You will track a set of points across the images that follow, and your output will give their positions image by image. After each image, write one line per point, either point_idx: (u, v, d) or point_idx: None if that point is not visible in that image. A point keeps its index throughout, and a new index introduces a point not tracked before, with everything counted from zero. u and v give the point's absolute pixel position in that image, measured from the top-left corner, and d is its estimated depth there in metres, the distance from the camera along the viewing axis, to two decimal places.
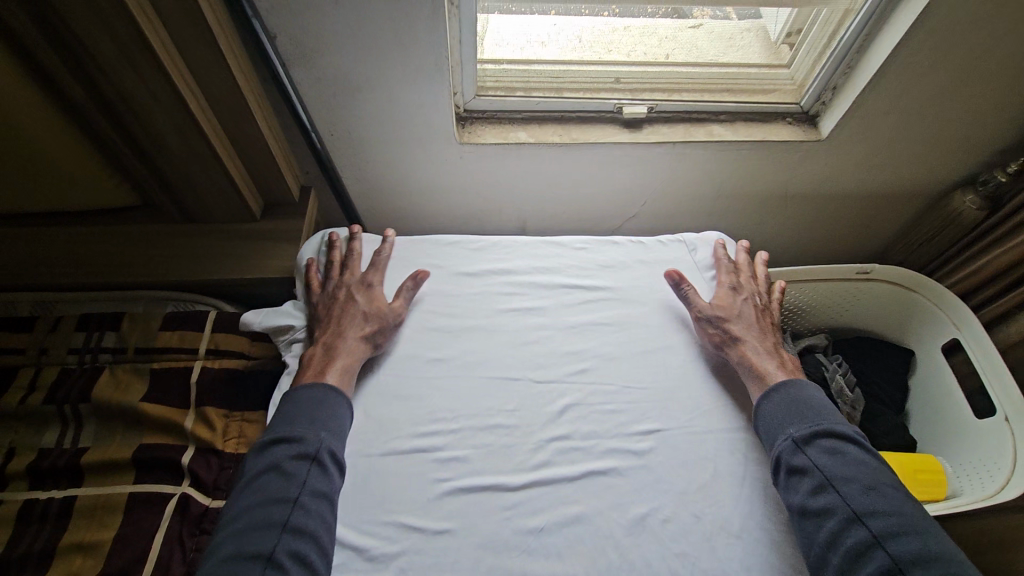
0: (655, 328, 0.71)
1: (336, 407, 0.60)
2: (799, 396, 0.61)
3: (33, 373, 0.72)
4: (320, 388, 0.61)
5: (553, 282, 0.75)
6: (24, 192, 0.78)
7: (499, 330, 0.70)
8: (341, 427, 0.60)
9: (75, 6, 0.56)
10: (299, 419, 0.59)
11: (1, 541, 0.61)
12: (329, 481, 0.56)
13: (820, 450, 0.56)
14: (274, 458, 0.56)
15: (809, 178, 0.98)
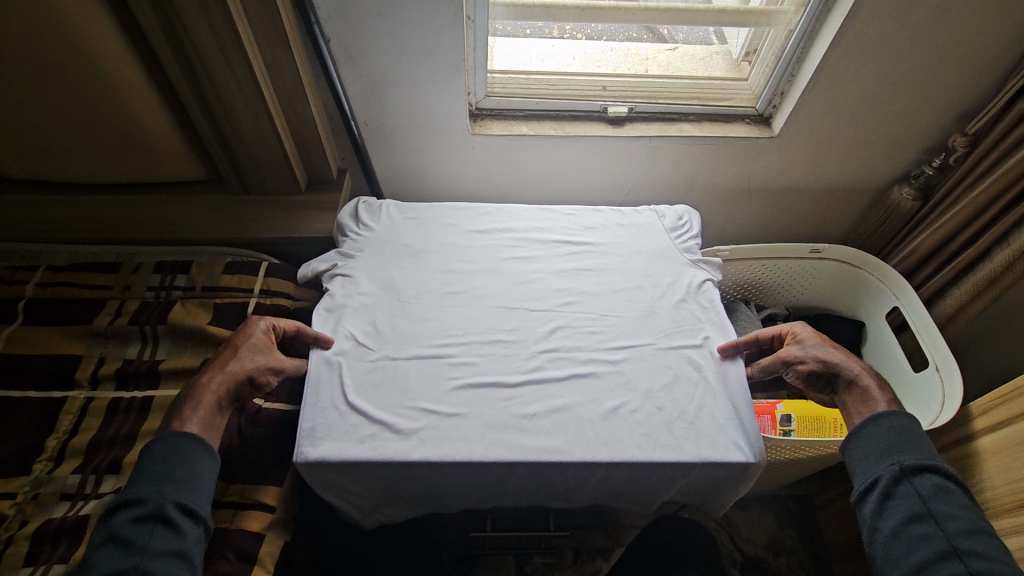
0: (628, 275, 0.88)
1: (190, 455, 0.64)
2: (907, 428, 0.70)
3: (118, 303, 0.88)
4: (173, 440, 0.65)
5: (546, 239, 0.92)
6: (117, 165, 0.95)
7: (501, 273, 0.87)
8: (192, 479, 0.63)
9: (189, 9, 0.75)
10: (146, 480, 0.62)
11: (95, 426, 0.76)
12: (177, 536, 0.60)
13: (925, 484, 0.66)
14: (115, 525, 0.60)
15: (767, 172, 1.15)
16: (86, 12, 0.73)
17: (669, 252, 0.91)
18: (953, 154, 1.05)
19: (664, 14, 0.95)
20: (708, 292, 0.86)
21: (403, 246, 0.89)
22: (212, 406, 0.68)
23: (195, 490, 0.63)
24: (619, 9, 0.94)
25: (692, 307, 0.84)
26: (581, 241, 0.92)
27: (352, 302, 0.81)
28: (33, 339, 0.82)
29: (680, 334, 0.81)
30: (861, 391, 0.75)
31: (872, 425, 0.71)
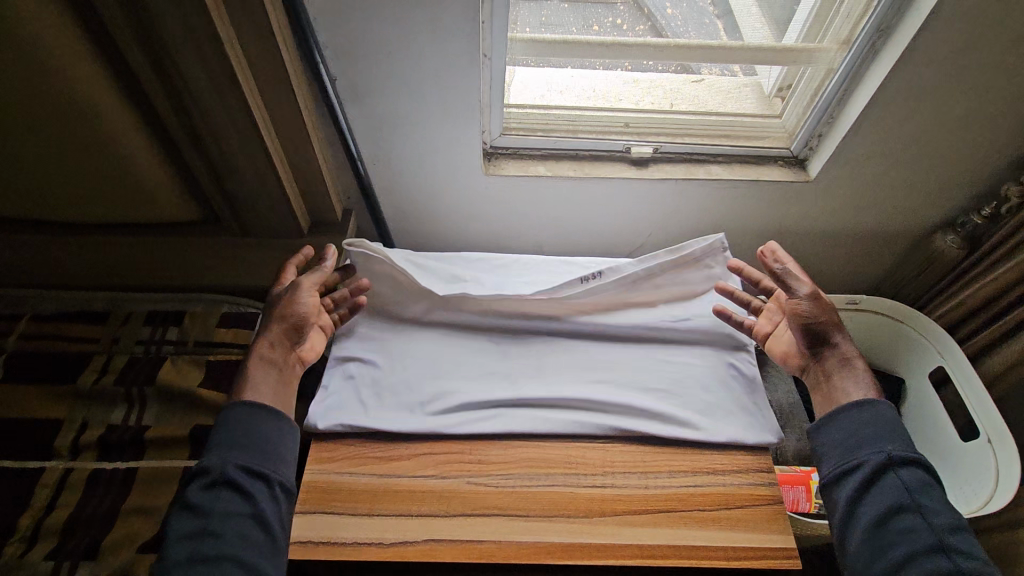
0: (653, 340, 0.81)
1: (257, 418, 0.64)
2: (887, 414, 0.67)
3: (106, 359, 0.82)
4: (235, 409, 0.64)
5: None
6: (112, 208, 0.90)
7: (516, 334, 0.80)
8: (256, 442, 0.62)
9: (180, 46, 0.69)
10: (215, 448, 0.62)
11: (73, 502, 0.70)
12: (248, 498, 0.59)
13: (910, 476, 0.63)
14: (187, 493, 0.59)
15: (799, 216, 1.08)
16: (68, 52, 0.67)
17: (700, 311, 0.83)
18: (1005, 204, 0.97)
19: (696, 51, 0.88)
20: (744, 364, 0.78)
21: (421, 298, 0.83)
22: (261, 372, 0.68)
23: (265, 453, 0.62)
24: (647, 45, 0.87)
25: (728, 382, 0.76)
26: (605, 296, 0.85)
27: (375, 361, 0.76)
28: (12, 401, 0.77)
29: (713, 413, 0.73)
30: (852, 371, 0.72)
31: (852, 409, 0.68)
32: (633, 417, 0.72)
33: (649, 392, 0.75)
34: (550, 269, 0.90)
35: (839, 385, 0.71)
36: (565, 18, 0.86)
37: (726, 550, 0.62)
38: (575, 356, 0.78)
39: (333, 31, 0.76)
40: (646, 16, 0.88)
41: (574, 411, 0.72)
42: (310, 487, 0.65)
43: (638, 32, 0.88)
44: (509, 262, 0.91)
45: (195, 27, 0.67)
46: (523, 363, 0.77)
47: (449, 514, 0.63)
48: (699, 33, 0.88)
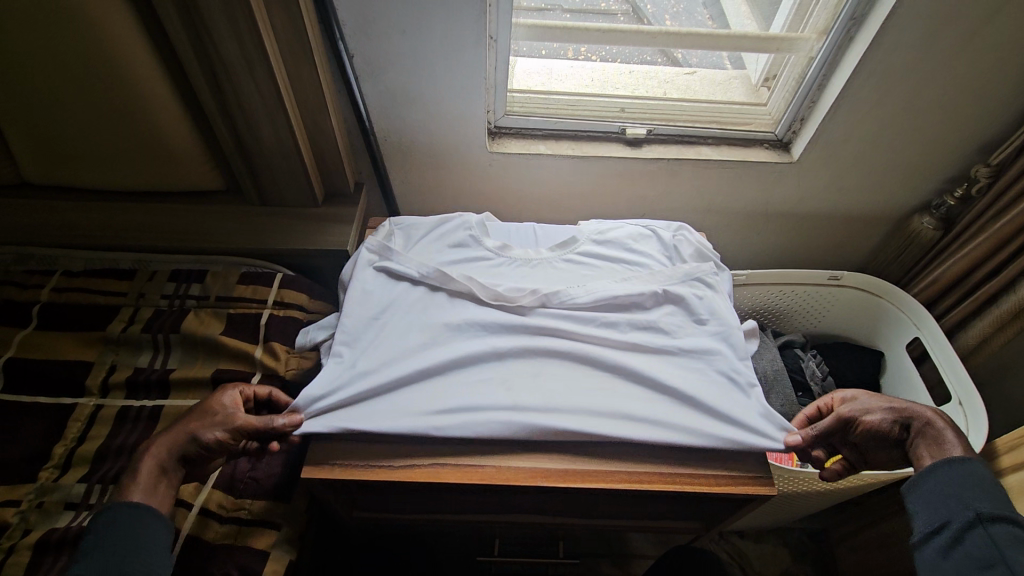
0: (652, 351, 0.76)
1: (137, 523, 0.58)
2: (980, 472, 0.62)
3: (133, 310, 0.87)
4: (109, 514, 0.59)
5: (565, 302, 0.80)
6: (144, 174, 0.96)
7: (512, 334, 0.77)
8: (138, 550, 0.57)
9: (216, 20, 0.75)
10: (87, 556, 0.56)
11: (103, 434, 0.75)
12: None
13: (1004, 535, 0.58)
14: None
15: (785, 198, 1.15)
16: (116, 24, 0.75)
17: (701, 319, 0.80)
18: (975, 184, 1.04)
19: (686, 38, 0.96)
20: (747, 378, 0.74)
21: (406, 285, 0.82)
22: (151, 472, 0.62)
23: (143, 557, 0.57)
24: (640, 32, 0.95)
25: (728, 391, 0.73)
26: (605, 303, 0.81)
27: (357, 361, 0.73)
28: (48, 344, 0.82)
29: (709, 422, 0.70)
30: (929, 438, 0.66)
31: (935, 471, 0.63)
32: (632, 426, 0.69)
33: (647, 403, 0.71)
34: (550, 275, 0.85)
35: (925, 456, 0.66)
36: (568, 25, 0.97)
37: (709, 479, 0.68)
38: (574, 367, 0.75)
39: (352, 10, 0.83)
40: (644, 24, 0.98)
41: (573, 417, 0.69)
42: (327, 419, 0.70)
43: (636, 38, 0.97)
44: (503, 266, 0.86)
45: (231, 7, 0.74)
46: (519, 373, 0.73)
47: (454, 442, 0.69)
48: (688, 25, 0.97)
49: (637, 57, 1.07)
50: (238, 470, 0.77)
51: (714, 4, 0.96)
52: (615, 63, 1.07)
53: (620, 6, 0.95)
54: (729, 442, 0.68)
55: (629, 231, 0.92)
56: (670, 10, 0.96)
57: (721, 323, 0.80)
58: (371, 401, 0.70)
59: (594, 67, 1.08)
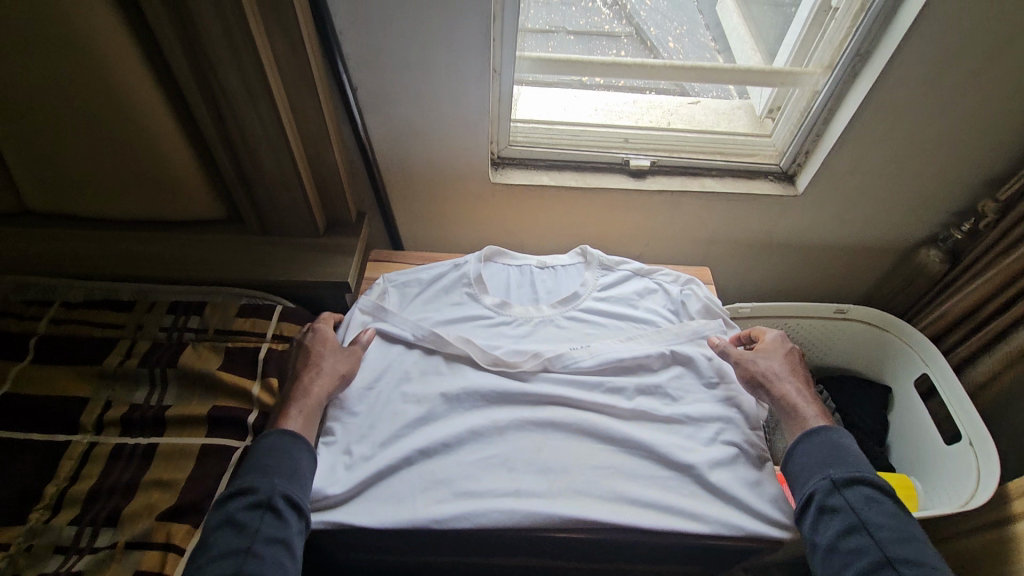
0: (657, 417, 0.75)
1: (298, 451, 0.68)
2: (837, 440, 0.70)
3: (131, 343, 0.87)
4: (275, 441, 0.69)
5: (568, 366, 0.79)
6: (145, 203, 0.96)
7: (514, 399, 0.77)
8: (295, 472, 0.66)
9: (220, 54, 0.76)
10: (255, 472, 0.66)
11: (95, 473, 0.74)
12: (282, 524, 0.62)
13: (856, 496, 0.65)
14: (230, 510, 0.63)
15: (789, 230, 1.14)
16: (121, 57, 0.76)
17: (709, 385, 0.79)
18: (983, 219, 1.02)
19: (690, 72, 0.96)
20: (754, 453, 0.73)
21: (401, 349, 0.82)
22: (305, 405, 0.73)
23: (297, 482, 0.66)
24: (645, 66, 0.95)
25: (735, 463, 0.71)
26: (611, 366, 0.80)
27: (352, 446, 0.72)
28: (43, 378, 0.81)
29: (712, 504, 0.68)
30: (792, 408, 0.75)
31: (800, 445, 0.71)
32: (633, 510, 0.67)
33: (652, 478, 0.70)
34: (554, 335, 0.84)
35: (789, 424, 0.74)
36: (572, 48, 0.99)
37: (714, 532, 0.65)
38: (576, 439, 0.73)
39: (355, 43, 0.83)
40: (648, 48, 0.99)
41: (576, 499, 0.67)
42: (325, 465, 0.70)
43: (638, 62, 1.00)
44: (508, 324, 0.85)
45: (236, 42, 0.74)
46: (519, 449, 0.72)
47: (453, 491, 0.68)
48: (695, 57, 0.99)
49: (645, 87, 1.08)
50: None
51: (715, 26, 1.01)
52: (619, 89, 1.08)
53: (624, 29, 0.99)
54: (734, 529, 0.66)
55: (635, 285, 0.91)
56: (673, 32, 1.00)
57: (731, 386, 0.79)
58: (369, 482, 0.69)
59: (599, 93, 1.10)
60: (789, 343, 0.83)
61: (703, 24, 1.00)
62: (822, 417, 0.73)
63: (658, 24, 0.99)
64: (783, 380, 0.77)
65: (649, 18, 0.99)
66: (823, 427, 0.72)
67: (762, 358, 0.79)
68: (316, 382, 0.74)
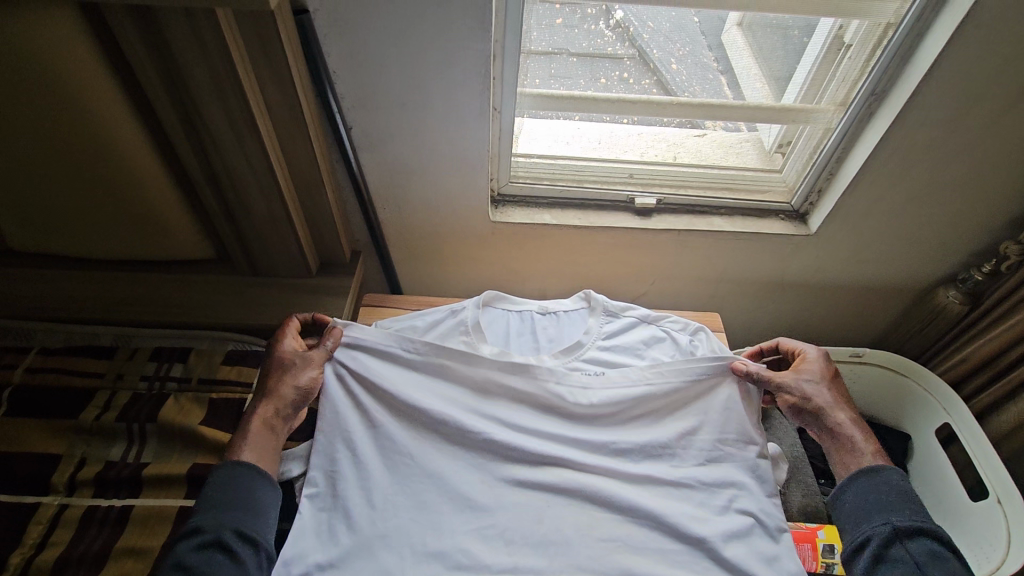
0: (666, 479, 0.73)
1: (251, 479, 0.65)
2: (899, 484, 0.67)
3: (109, 395, 0.82)
4: (221, 473, 0.65)
5: (570, 424, 0.77)
6: (131, 244, 0.92)
7: (515, 462, 0.73)
8: (250, 505, 0.63)
9: (206, 96, 0.72)
10: (205, 509, 0.62)
11: (64, 541, 0.69)
12: (238, 563, 0.59)
13: (920, 548, 0.62)
14: (178, 553, 0.59)
15: (800, 269, 1.10)
16: (103, 98, 0.72)
17: (717, 443, 0.76)
18: (1005, 261, 0.97)
19: (699, 109, 0.92)
20: (768, 521, 0.71)
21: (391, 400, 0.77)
22: (256, 430, 0.69)
23: (253, 515, 0.63)
24: (651, 103, 0.91)
25: (752, 534, 0.70)
26: (617, 425, 0.77)
27: (337, 504, 0.69)
28: (15, 434, 0.77)
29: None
30: (846, 441, 0.72)
31: (851, 489, 0.69)
32: None
33: (661, 549, 0.68)
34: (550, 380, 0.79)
35: (844, 458, 0.72)
36: (574, 70, 0.89)
37: None
38: (579, 507, 0.70)
39: (349, 83, 0.80)
40: (652, 70, 0.90)
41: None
42: (319, 535, 0.67)
43: (642, 86, 0.91)
44: None
45: (224, 83, 0.71)
46: (519, 518, 0.69)
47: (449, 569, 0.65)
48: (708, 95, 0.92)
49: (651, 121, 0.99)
50: None
51: (718, 46, 0.87)
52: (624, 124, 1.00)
53: (626, 51, 0.87)
54: None
55: (642, 333, 0.87)
56: (676, 55, 0.88)
57: (743, 447, 0.76)
58: (354, 551, 0.66)
59: (602, 129, 1.02)
60: (824, 356, 0.79)
61: (705, 46, 0.87)
62: (878, 452, 0.71)
63: (660, 45, 0.87)
64: (838, 410, 0.74)
65: (652, 40, 0.86)
66: (885, 467, 0.69)
67: (808, 379, 0.75)
68: (262, 402, 0.70)
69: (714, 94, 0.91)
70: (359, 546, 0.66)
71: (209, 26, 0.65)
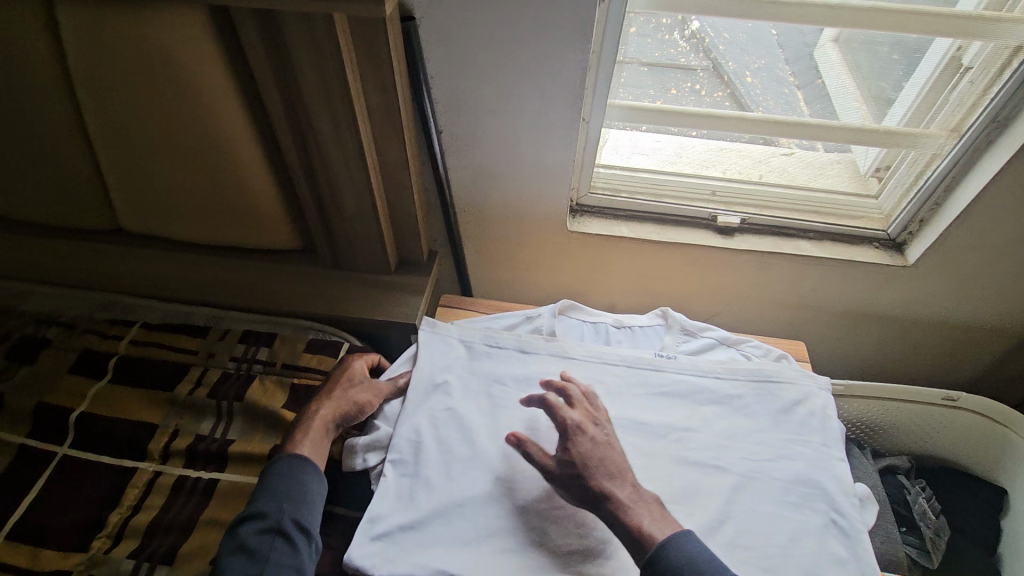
0: (753, 499, 0.69)
1: (307, 475, 0.68)
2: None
3: (201, 372, 0.88)
4: (283, 464, 0.69)
5: (644, 437, 0.74)
6: (228, 232, 0.98)
7: (592, 466, 0.71)
8: (305, 497, 0.67)
9: (313, 96, 0.75)
10: (266, 496, 0.66)
11: (156, 506, 0.74)
12: (294, 551, 0.63)
13: None
14: (241, 535, 0.64)
15: (891, 301, 1.03)
16: (220, 92, 0.77)
17: (779, 460, 0.72)
18: None
19: (794, 129, 0.88)
20: (863, 558, 0.65)
21: (469, 389, 0.78)
22: (317, 433, 0.73)
23: (308, 506, 0.67)
24: (745, 119, 0.88)
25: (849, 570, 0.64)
26: (696, 442, 0.74)
27: (419, 471, 0.69)
28: (119, 401, 0.83)
29: None
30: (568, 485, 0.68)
31: (665, 561, 0.60)
32: None
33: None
34: (610, 388, 0.79)
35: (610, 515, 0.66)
36: (645, 79, 0.89)
37: None
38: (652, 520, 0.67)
39: (445, 88, 0.83)
40: (726, 83, 0.89)
41: None
42: (387, 513, 0.66)
43: (714, 98, 0.90)
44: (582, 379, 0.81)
45: (330, 84, 0.74)
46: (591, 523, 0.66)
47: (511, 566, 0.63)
48: (785, 111, 0.89)
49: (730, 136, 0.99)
50: None
51: (805, 59, 0.85)
52: (693, 137, 1.00)
53: (700, 62, 0.88)
54: None
55: (720, 355, 0.85)
56: (751, 66, 0.87)
57: (833, 478, 0.70)
58: (428, 527, 0.65)
59: (680, 141, 1.01)
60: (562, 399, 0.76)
61: (783, 60, 0.86)
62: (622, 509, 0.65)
63: (736, 57, 0.87)
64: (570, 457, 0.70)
65: (728, 51, 0.86)
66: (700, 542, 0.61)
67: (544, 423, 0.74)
68: (323, 407, 0.74)
69: (789, 108, 0.89)
70: (437, 517, 0.66)
71: (326, 31, 0.68)
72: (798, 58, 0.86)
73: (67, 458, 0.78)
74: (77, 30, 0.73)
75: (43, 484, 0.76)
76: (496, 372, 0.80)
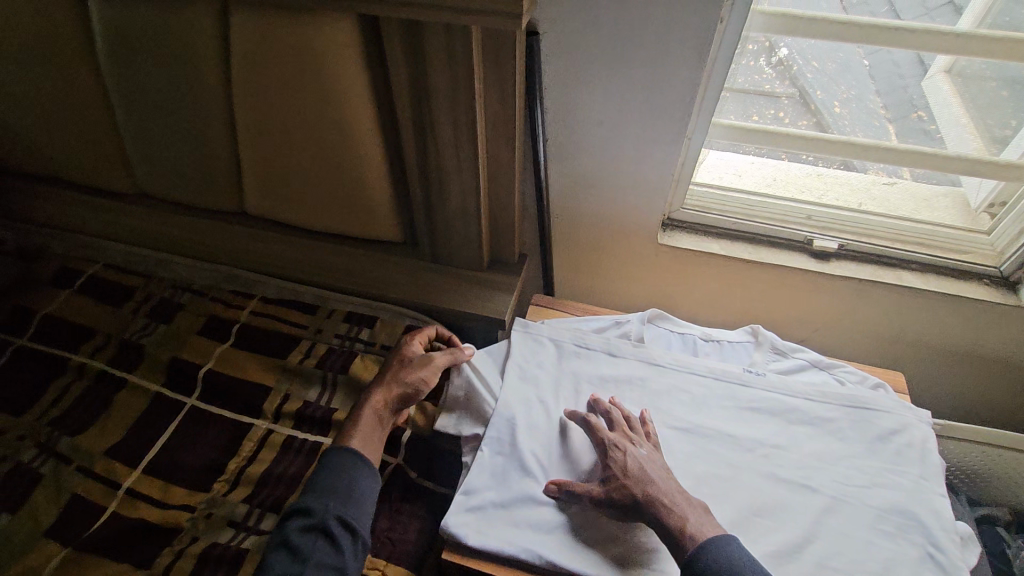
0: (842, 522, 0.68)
1: (356, 467, 0.72)
2: None
3: (310, 344, 0.96)
4: (339, 456, 0.73)
5: (731, 448, 0.74)
6: (340, 222, 1.06)
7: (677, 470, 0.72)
8: (352, 495, 0.70)
9: (439, 101, 0.82)
10: (315, 493, 0.70)
11: (268, 459, 0.82)
12: (337, 550, 0.66)
13: None
14: (287, 531, 0.68)
15: (997, 341, 0.99)
16: (355, 93, 0.85)
17: (871, 487, 0.71)
18: None
19: (907, 158, 0.86)
20: None
21: (560, 383, 0.82)
22: (370, 424, 0.77)
23: (353, 504, 0.70)
24: (856, 144, 0.87)
25: None
26: (784, 459, 0.73)
27: (513, 452, 0.73)
28: (239, 363, 0.93)
29: None
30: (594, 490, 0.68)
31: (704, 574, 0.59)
32: None
33: None
34: (697, 397, 0.80)
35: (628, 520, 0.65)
36: (727, 105, 0.92)
37: None
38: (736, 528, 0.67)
39: (556, 99, 0.88)
40: (811, 112, 0.92)
41: None
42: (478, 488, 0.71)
43: (798, 125, 0.92)
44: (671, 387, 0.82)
45: (456, 90, 0.80)
46: None
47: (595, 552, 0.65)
48: (864, 127, 0.91)
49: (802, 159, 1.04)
50: (376, 528, 0.77)
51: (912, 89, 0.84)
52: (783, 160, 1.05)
53: (784, 89, 0.91)
54: None
55: (812, 377, 0.84)
56: (840, 96, 0.92)
57: (930, 511, 0.68)
58: (516, 507, 0.69)
59: (776, 163, 1.05)
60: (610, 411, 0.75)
61: (873, 90, 0.91)
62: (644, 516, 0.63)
63: (823, 86, 0.91)
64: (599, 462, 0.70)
65: (815, 81, 0.91)
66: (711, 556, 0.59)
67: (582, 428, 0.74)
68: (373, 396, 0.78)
69: (880, 134, 0.90)
70: (527, 498, 0.69)
71: (463, 41, 0.74)
72: (890, 89, 0.91)
73: (194, 408, 0.88)
74: (244, 33, 0.84)
75: (175, 428, 0.86)
76: (585, 371, 0.83)
